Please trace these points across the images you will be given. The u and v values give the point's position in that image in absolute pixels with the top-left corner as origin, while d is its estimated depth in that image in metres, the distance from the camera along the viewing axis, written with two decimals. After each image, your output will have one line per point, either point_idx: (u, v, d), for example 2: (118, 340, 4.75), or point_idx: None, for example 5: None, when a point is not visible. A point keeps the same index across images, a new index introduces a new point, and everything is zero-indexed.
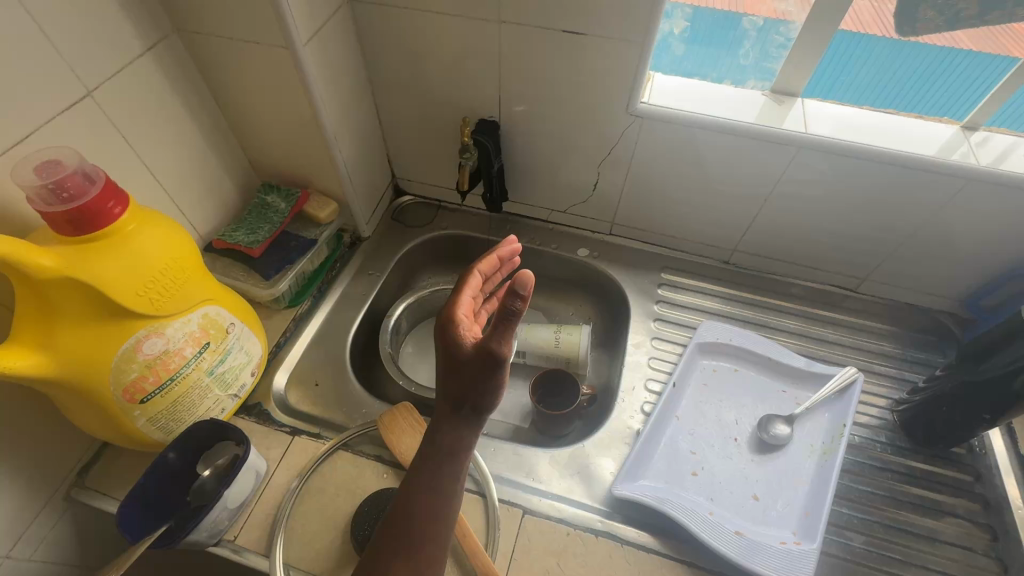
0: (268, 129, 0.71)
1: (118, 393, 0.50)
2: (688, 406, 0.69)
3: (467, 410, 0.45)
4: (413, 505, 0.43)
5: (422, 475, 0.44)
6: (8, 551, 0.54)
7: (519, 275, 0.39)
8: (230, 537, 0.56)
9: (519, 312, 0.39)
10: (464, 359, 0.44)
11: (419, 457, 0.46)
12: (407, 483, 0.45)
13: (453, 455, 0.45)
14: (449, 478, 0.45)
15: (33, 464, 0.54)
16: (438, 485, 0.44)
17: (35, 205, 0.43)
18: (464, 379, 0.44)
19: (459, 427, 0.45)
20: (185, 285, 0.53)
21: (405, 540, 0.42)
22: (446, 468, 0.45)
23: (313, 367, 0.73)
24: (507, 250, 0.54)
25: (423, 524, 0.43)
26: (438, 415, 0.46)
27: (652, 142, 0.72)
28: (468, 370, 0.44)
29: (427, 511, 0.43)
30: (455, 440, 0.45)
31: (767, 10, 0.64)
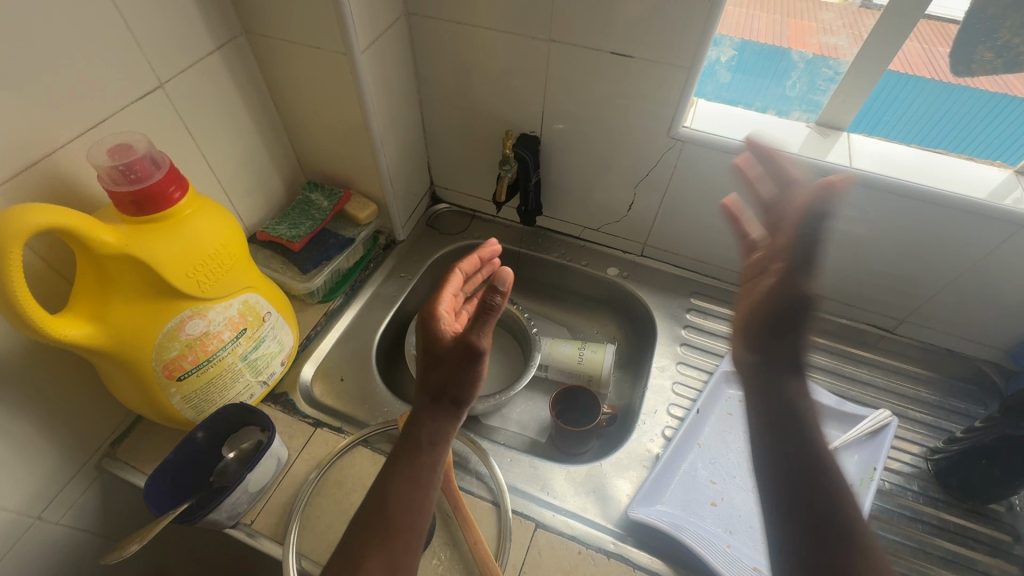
0: (318, 129, 0.74)
1: (159, 368, 0.52)
2: (711, 434, 0.68)
3: (447, 401, 0.47)
4: (389, 500, 0.44)
5: (402, 468, 0.45)
6: (40, 512, 0.56)
7: (500, 273, 0.44)
8: (247, 521, 0.57)
9: (496, 305, 0.43)
10: (443, 351, 0.46)
11: (398, 449, 0.47)
12: (386, 478, 0.45)
13: (433, 447, 0.46)
14: (428, 470, 0.46)
15: (72, 430, 0.57)
16: (418, 478, 0.45)
17: (103, 183, 0.46)
18: (443, 372, 0.46)
19: (439, 419, 0.47)
20: (230, 270, 0.55)
21: (378, 531, 0.42)
22: (426, 459, 0.46)
23: (339, 363, 0.74)
24: (488, 251, 0.57)
25: (400, 514, 0.43)
26: (419, 406, 0.48)
27: (691, 166, 0.72)
28: (448, 363, 0.46)
29: (405, 503, 0.44)
30: (434, 432, 0.47)
31: (815, 44, 0.64)
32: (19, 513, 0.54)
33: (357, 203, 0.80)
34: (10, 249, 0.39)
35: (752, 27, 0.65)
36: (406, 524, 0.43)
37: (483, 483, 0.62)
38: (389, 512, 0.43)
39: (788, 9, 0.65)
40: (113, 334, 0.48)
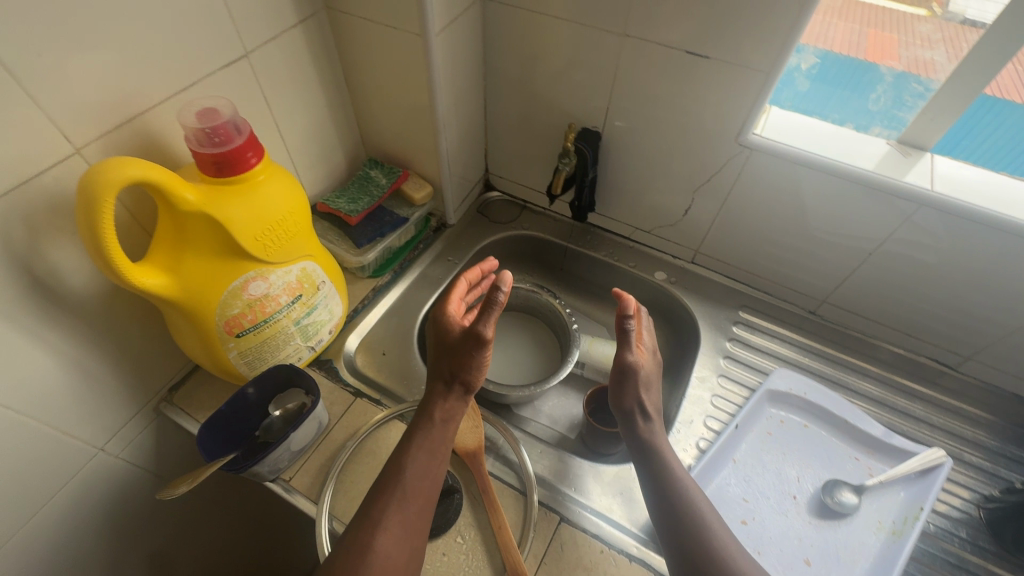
0: (385, 108, 0.76)
1: (221, 324, 0.55)
2: (748, 451, 0.64)
3: (457, 387, 0.56)
4: (406, 470, 0.51)
5: (419, 440, 0.53)
6: (104, 444, 0.60)
7: (501, 274, 0.52)
8: (286, 477, 0.60)
9: (499, 302, 0.52)
10: (455, 343, 0.56)
11: (416, 423, 0.55)
12: (405, 450, 0.53)
13: (445, 423, 0.55)
14: (441, 442, 0.54)
15: (138, 372, 0.61)
16: (433, 449, 0.53)
17: (189, 143, 0.48)
18: (454, 360, 0.55)
19: (450, 400, 0.56)
20: (294, 237, 0.57)
21: (396, 492, 0.50)
22: (437, 433, 0.54)
23: (383, 337, 0.76)
24: (490, 266, 0.65)
25: (416, 480, 0.51)
26: (434, 390, 0.56)
27: (756, 175, 0.70)
28: (458, 351, 0.55)
29: (420, 470, 0.52)
30: (447, 410, 0.56)
31: (909, 57, 0.62)
32: (86, 443, 0.59)
33: (413, 184, 0.81)
34: (103, 195, 0.42)
35: (841, 34, 0.63)
36: (421, 486, 0.51)
37: (512, 471, 0.63)
38: (406, 478, 0.51)
39: (879, 19, 0.63)
40: (182, 288, 0.50)
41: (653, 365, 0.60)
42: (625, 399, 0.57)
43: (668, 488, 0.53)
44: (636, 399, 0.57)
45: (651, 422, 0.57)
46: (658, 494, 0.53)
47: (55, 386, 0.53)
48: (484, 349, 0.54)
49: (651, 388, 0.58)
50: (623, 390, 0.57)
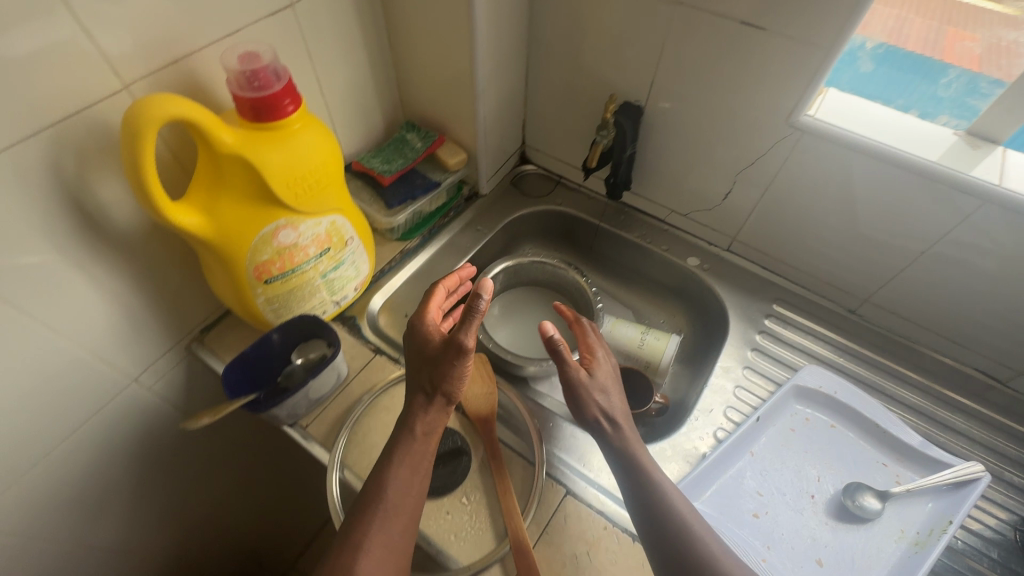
0: (425, 70, 0.75)
1: (251, 269, 0.56)
2: (768, 445, 0.62)
3: (438, 398, 0.55)
4: (387, 487, 0.50)
5: (400, 456, 0.52)
6: (137, 375, 0.64)
7: (483, 283, 0.53)
8: (303, 424, 0.62)
9: (478, 310, 0.52)
10: (435, 353, 0.55)
11: (395, 440, 0.54)
12: (386, 470, 0.51)
13: (426, 436, 0.54)
14: (422, 456, 0.53)
15: (172, 310, 0.63)
16: (415, 464, 0.52)
17: (230, 86, 0.49)
18: (436, 370, 0.55)
19: (431, 413, 0.55)
20: (325, 189, 0.57)
21: (377, 514, 0.49)
22: (418, 447, 0.53)
23: (406, 300, 0.77)
24: (466, 272, 0.65)
25: (399, 497, 0.50)
26: (415, 403, 0.55)
27: (805, 160, 0.66)
28: (439, 362, 0.54)
29: (402, 487, 0.51)
30: (429, 424, 0.54)
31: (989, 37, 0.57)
32: (121, 372, 0.62)
33: (448, 149, 0.81)
34: (146, 129, 0.43)
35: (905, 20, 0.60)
36: (404, 503, 0.50)
37: (522, 440, 0.63)
38: (388, 496, 0.50)
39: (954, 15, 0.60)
40: (216, 230, 0.52)
41: (608, 368, 0.58)
42: (586, 410, 0.55)
43: (658, 510, 0.49)
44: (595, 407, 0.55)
45: (621, 426, 0.54)
46: (646, 518, 0.50)
47: (95, 315, 0.55)
48: (465, 359, 0.54)
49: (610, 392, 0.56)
50: (580, 401, 0.55)
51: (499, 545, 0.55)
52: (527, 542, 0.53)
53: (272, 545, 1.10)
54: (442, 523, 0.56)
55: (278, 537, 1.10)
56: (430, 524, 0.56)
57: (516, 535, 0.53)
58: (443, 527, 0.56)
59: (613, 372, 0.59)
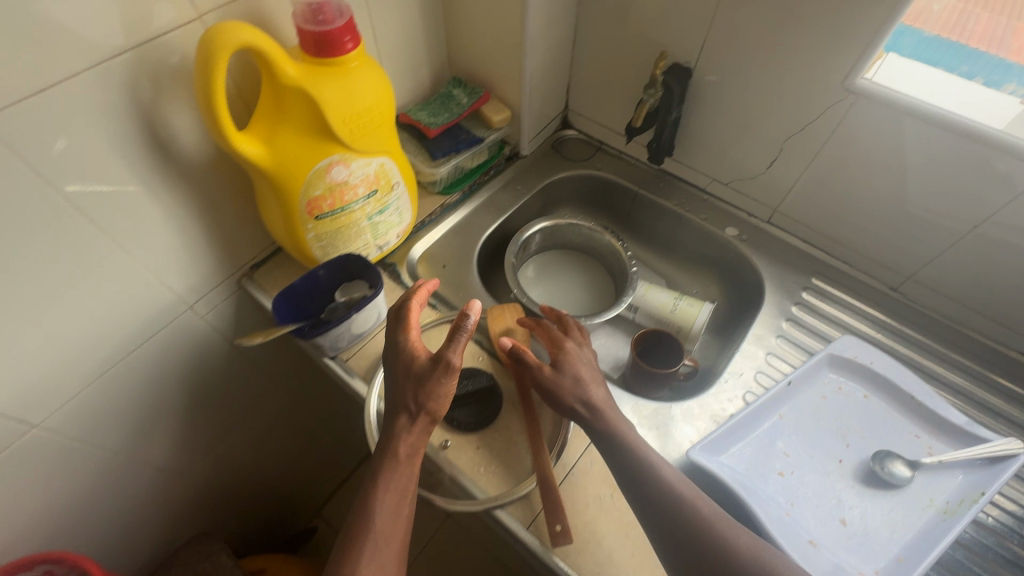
0: (476, 25, 0.76)
1: (303, 203, 0.58)
2: (798, 409, 0.62)
3: (421, 417, 0.54)
4: (375, 514, 0.50)
5: (386, 480, 0.52)
6: (193, 303, 0.68)
7: (470, 304, 0.55)
8: (344, 357, 0.66)
9: (467, 326, 0.53)
10: (420, 373, 0.54)
11: (378, 465, 0.53)
12: (372, 496, 0.51)
13: (410, 458, 0.53)
14: (407, 478, 0.52)
15: (228, 243, 0.67)
16: (400, 489, 0.52)
17: (296, 19, 0.51)
18: (420, 389, 0.54)
19: (414, 436, 0.54)
20: (376, 130, 0.59)
21: (366, 542, 0.49)
22: (404, 470, 0.52)
23: (444, 252, 0.79)
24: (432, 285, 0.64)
25: (388, 525, 0.50)
26: (398, 424, 0.54)
27: (858, 126, 0.65)
28: (425, 381, 0.54)
29: (390, 512, 0.51)
30: (412, 445, 0.53)
31: None
32: (179, 298, 0.66)
33: (493, 107, 0.82)
34: (219, 52, 0.46)
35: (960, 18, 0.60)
36: (394, 529, 0.50)
37: None
38: (377, 523, 0.50)
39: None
40: (275, 161, 0.54)
41: (582, 359, 0.59)
42: (562, 401, 0.55)
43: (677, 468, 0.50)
44: (570, 398, 0.55)
45: (600, 412, 0.54)
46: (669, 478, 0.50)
47: (160, 239, 0.59)
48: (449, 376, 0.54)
49: (588, 382, 0.56)
50: (555, 395, 0.56)
51: (526, 480, 0.57)
52: (554, 481, 0.56)
53: (303, 486, 1.16)
54: (472, 457, 0.59)
55: (307, 478, 1.15)
56: (460, 457, 0.59)
57: (543, 474, 0.56)
58: (472, 461, 0.59)
59: (591, 365, 0.59)
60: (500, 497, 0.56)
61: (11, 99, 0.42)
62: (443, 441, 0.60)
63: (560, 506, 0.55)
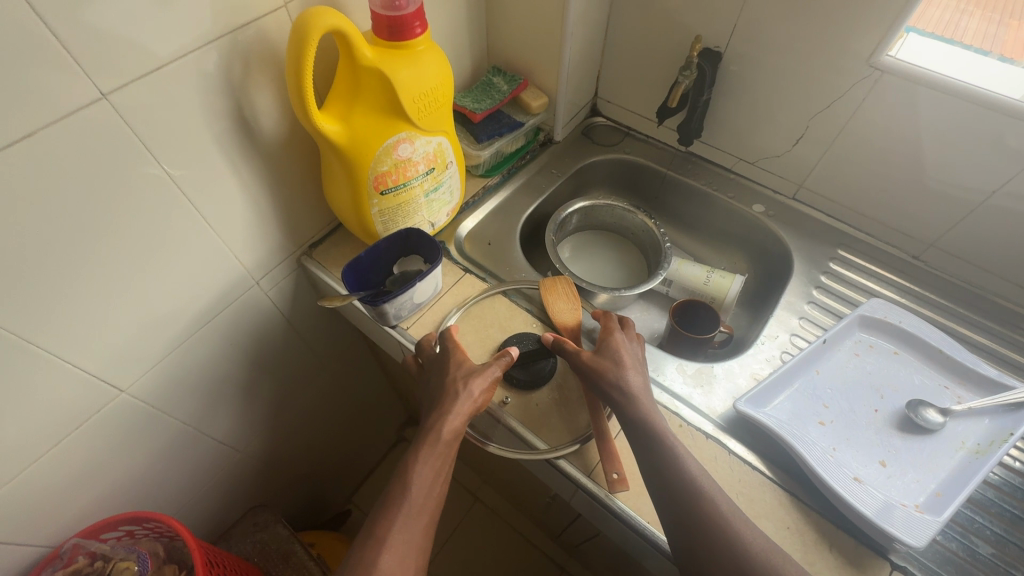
0: (517, 17, 0.81)
1: (371, 179, 0.63)
2: (833, 365, 0.66)
3: (467, 405, 0.57)
4: (409, 489, 0.53)
5: (423, 458, 0.54)
6: (260, 278, 0.72)
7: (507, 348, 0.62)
8: (404, 325, 0.70)
9: (512, 356, 0.61)
10: (467, 372, 0.59)
11: (419, 444, 0.56)
12: (410, 472, 0.54)
13: (448, 444, 0.56)
14: (444, 461, 0.55)
15: (293, 221, 0.71)
16: (437, 470, 0.54)
17: (372, 5, 0.55)
18: (465, 383, 0.58)
19: (458, 422, 0.56)
20: (437, 111, 0.64)
21: (400, 513, 0.52)
22: (442, 453, 0.55)
23: (487, 231, 0.84)
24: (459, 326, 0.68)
25: (422, 499, 0.53)
26: (439, 411, 0.57)
27: (883, 102, 0.69)
28: (471, 377, 0.59)
29: (425, 488, 0.53)
30: (452, 433, 0.56)
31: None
32: (248, 273, 0.70)
33: (531, 93, 0.86)
34: (311, 34, 0.50)
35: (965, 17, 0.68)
36: (425, 505, 0.53)
37: None
38: (412, 497, 0.52)
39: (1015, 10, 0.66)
40: (350, 138, 0.58)
41: (625, 343, 0.62)
42: (602, 387, 0.59)
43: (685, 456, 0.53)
44: (604, 385, 0.59)
45: (637, 399, 0.57)
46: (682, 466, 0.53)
47: (237, 215, 0.63)
48: (497, 378, 0.59)
49: (627, 367, 0.59)
50: (597, 381, 0.59)
51: (584, 435, 0.62)
52: (609, 433, 0.60)
53: (341, 468, 1.20)
54: (530, 414, 0.64)
55: (346, 460, 1.20)
56: (519, 413, 0.64)
57: (598, 427, 0.60)
58: (531, 417, 0.64)
59: (635, 354, 0.62)
60: (559, 448, 0.60)
61: (128, 77, 0.47)
62: (503, 399, 0.65)
63: (616, 456, 0.59)
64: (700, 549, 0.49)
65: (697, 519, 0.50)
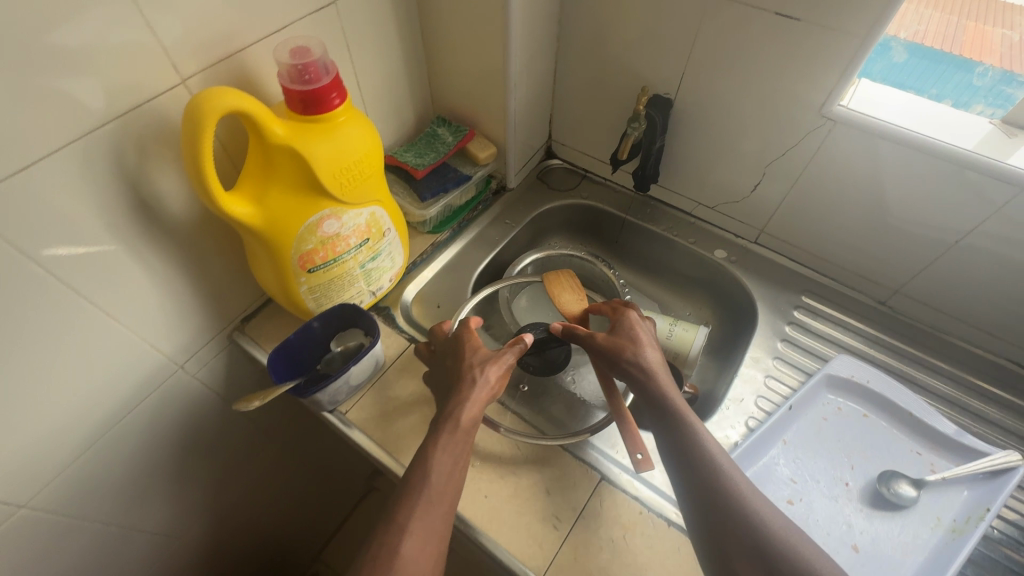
0: (458, 67, 0.77)
1: (295, 258, 0.58)
2: (800, 433, 0.62)
3: (486, 391, 0.56)
4: (431, 473, 0.50)
5: (444, 442, 0.52)
6: (183, 362, 0.66)
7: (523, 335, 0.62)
8: (342, 410, 0.64)
9: (528, 342, 0.61)
10: (484, 356, 0.59)
11: (437, 429, 0.53)
12: (430, 456, 0.51)
13: (468, 429, 0.54)
14: (464, 446, 0.53)
15: (217, 299, 0.65)
16: (457, 453, 0.52)
17: (281, 80, 0.50)
18: (483, 366, 0.57)
19: (478, 407, 0.55)
20: (367, 182, 0.59)
21: (422, 497, 0.48)
22: (462, 437, 0.53)
23: (437, 292, 0.79)
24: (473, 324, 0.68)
25: (442, 483, 0.50)
26: (459, 394, 0.55)
27: (837, 151, 0.66)
28: (489, 360, 0.58)
29: (445, 472, 0.50)
30: (472, 417, 0.54)
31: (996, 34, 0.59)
32: (169, 359, 0.64)
33: (479, 143, 0.82)
34: (206, 119, 0.45)
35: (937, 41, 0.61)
36: (446, 491, 0.50)
37: None
38: (432, 481, 0.49)
39: (970, 11, 0.61)
40: (266, 220, 0.54)
41: (642, 325, 0.63)
42: (622, 364, 0.59)
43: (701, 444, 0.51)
44: (624, 360, 0.59)
45: (655, 374, 0.57)
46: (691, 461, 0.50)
47: (148, 302, 0.58)
48: (511, 365, 0.59)
49: (643, 345, 0.60)
50: (616, 359, 0.60)
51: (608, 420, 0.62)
52: (628, 415, 0.59)
53: (302, 532, 1.13)
54: (539, 400, 0.72)
55: (306, 524, 1.13)
56: (530, 398, 0.72)
57: (617, 409, 0.60)
58: (539, 403, 0.71)
59: (649, 333, 0.62)
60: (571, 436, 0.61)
61: None
62: (520, 384, 0.73)
63: (638, 435, 0.58)
64: (729, 531, 0.46)
65: (728, 505, 0.47)
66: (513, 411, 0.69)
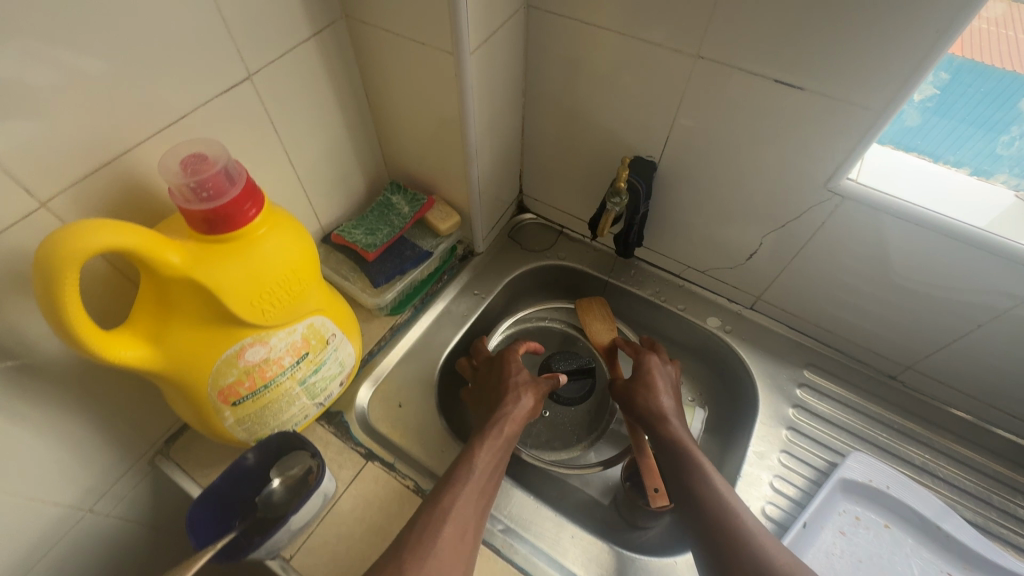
0: (410, 130, 0.67)
1: (213, 393, 0.47)
2: (820, 554, 0.58)
3: (528, 406, 0.60)
4: (473, 470, 0.52)
5: (486, 445, 0.55)
6: (91, 505, 0.55)
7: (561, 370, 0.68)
8: (285, 556, 0.53)
9: (561, 382, 0.66)
10: (526, 374, 0.64)
11: (480, 433, 0.56)
12: (472, 455, 0.54)
13: (509, 438, 0.57)
14: (503, 452, 0.56)
15: (129, 430, 0.55)
16: (497, 458, 0.55)
17: (174, 199, 0.40)
18: (527, 382, 0.63)
19: (519, 420, 0.59)
20: (300, 294, 0.49)
21: (465, 486, 0.50)
22: (504, 444, 0.56)
23: (398, 384, 0.69)
24: None
25: (482, 480, 0.52)
26: (506, 403, 0.59)
27: (845, 225, 0.58)
28: (530, 379, 0.63)
29: (486, 472, 0.53)
30: (513, 427, 0.58)
31: None
32: (70, 507, 0.53)
33: (439, 212, 0.72)
34: (66, 268, 0.35)
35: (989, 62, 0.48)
36: (484, 488, 0.52)
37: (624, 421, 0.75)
38: (474, 476, 0.52)
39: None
40: (168, 359, 0.44)
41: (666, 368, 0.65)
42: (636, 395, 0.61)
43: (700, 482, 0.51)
44: (644, 404, 0.60)
45: (670, 422, 0.58)
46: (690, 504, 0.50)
47: (28, 456, 0.47)
48: (546, 393, 0.64)
49: (658, 393, 0.61)
50: (634, 391, 0.62)
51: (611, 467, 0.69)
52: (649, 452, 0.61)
53: None
54: (555, 430, 0.74)
55: None
56: (553, 427, 0.74)
57: (639, 445, 0.62)
58: (561, 434, 0.74)
59: (668, 377, 0.63)
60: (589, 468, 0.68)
61: None
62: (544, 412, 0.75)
63: (655, 470, 0.59)
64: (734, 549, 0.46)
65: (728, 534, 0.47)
66: (537, 441, 0.73)
